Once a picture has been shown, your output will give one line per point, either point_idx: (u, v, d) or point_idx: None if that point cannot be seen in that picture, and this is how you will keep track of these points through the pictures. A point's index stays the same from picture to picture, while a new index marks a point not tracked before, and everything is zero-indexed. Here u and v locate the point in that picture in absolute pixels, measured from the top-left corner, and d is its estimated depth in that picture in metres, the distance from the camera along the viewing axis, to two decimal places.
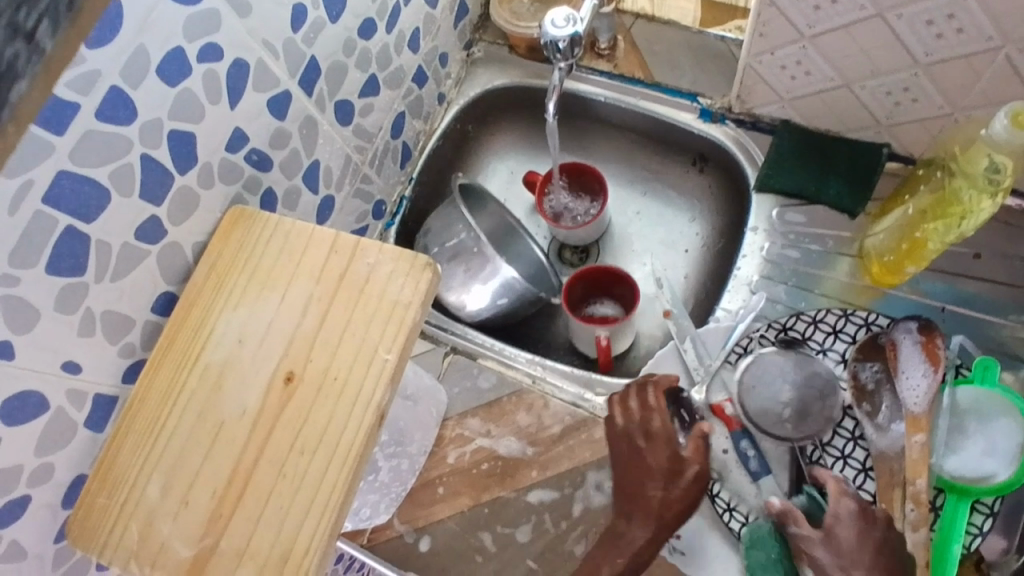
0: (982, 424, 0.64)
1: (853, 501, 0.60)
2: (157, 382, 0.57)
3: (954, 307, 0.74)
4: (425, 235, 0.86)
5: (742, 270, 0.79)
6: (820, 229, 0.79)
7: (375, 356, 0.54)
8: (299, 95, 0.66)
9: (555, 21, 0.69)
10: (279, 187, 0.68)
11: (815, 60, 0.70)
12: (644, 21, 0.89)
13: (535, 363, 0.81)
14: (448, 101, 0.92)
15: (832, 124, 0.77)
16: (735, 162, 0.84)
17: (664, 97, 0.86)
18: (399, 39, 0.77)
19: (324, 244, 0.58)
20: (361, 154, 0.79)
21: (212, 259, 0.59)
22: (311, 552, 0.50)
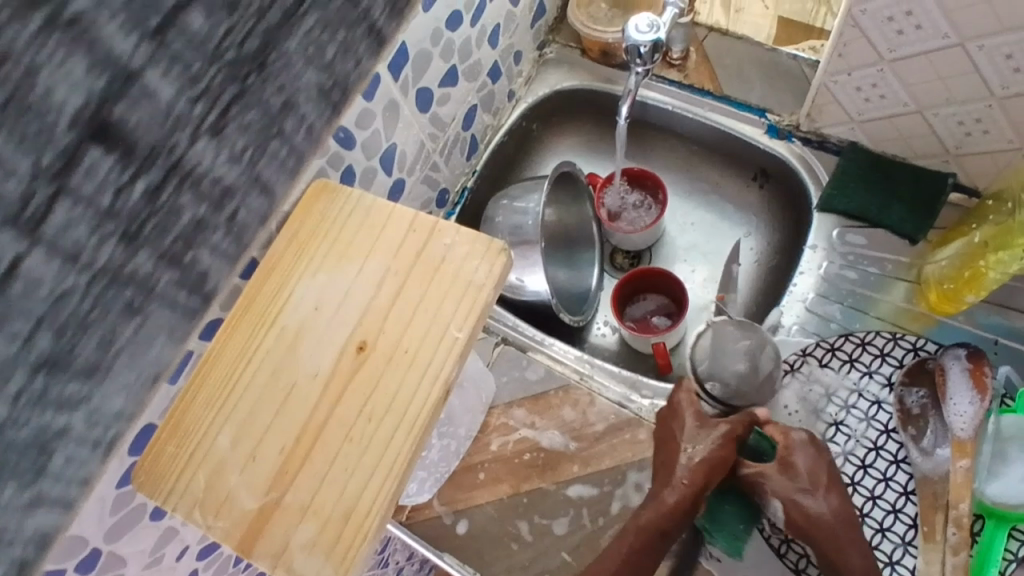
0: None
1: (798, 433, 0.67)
2: (234, 340, 0.59)
3: (1008, 340, 0.74)
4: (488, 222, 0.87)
5: (797, 287, 0.80)
6: (879, 253, 0.79)
7: (447, 332, 0.55)
8: (387, 78, 0.68)
9: (638, 26, 0.70)
10: (358, 166, 0.70)
11: (892, 84, 0.70)
12: (717, 35, 0.90)
13: (585, 360, 0.83)
14: (517, 99, 0.94)
15: (899, 150, 0.78)
16: (798, 180, 0.84)
17: (731, 109, 0.87)
18: (481, 33, 0.79)
19: (403, 221, 0.60)
20: (434, 142, 0.81)
21: (296, 227, 0.61)
22: (372, 515, 0.51)
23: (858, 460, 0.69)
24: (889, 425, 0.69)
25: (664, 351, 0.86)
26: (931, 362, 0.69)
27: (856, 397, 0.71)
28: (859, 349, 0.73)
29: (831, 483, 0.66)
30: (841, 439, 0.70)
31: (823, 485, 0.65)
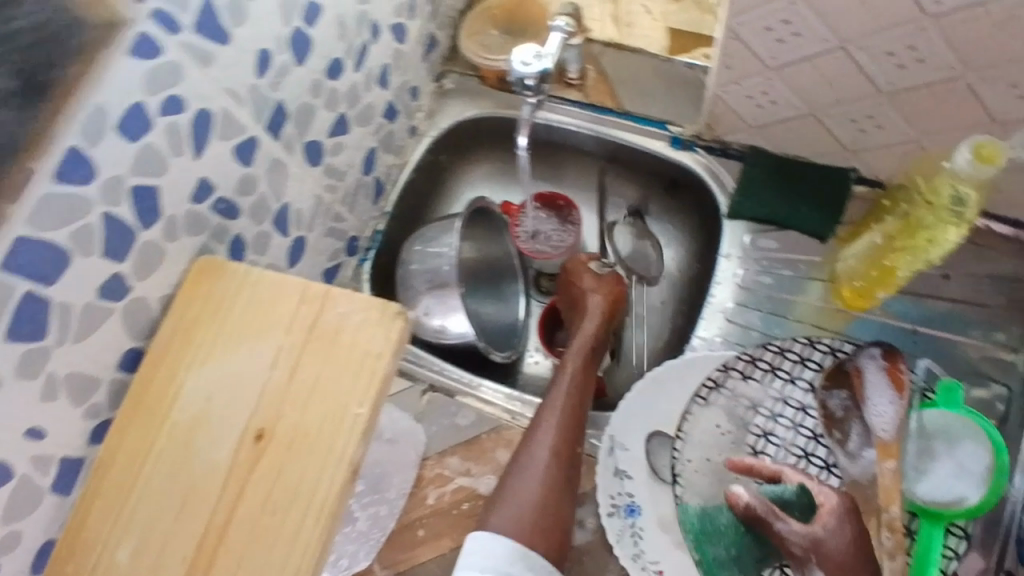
0: (948, 447, 0.65)
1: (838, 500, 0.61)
2: (127, 441, 0.55)
3: (924, 328, 0.75)
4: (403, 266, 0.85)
5: (716, 297, 0.80)
6: (792, 255, 0.79)
7: (347, 410, 0.52)
8: (266, 139, 0.65)
9: (523, 59, 0.68)
10: (247, 233, 0.66)
11: (781, 90, 0.70)
12: (613, 50, 0.90)
13: (514, 396, 0.82)
14: (420, 134, 0.91)
15: (800, 150, 0.78)
16: (707, 190, 0.84)
17: (634, 125, 0.86)
18: (368, 76, 0.77)
19: (293, 294, 0.57)
20: (332, 193, 0.78)
21: (182, 310, 0.58)
22: None
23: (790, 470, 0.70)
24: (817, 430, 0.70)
25: None
26: (848, 364, 0.69)
27: (782, 406, 0.72)
28: (779, 356, 0.72)
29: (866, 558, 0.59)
30: (771, 449, 0.71)
31: (852, 553, 0.59)
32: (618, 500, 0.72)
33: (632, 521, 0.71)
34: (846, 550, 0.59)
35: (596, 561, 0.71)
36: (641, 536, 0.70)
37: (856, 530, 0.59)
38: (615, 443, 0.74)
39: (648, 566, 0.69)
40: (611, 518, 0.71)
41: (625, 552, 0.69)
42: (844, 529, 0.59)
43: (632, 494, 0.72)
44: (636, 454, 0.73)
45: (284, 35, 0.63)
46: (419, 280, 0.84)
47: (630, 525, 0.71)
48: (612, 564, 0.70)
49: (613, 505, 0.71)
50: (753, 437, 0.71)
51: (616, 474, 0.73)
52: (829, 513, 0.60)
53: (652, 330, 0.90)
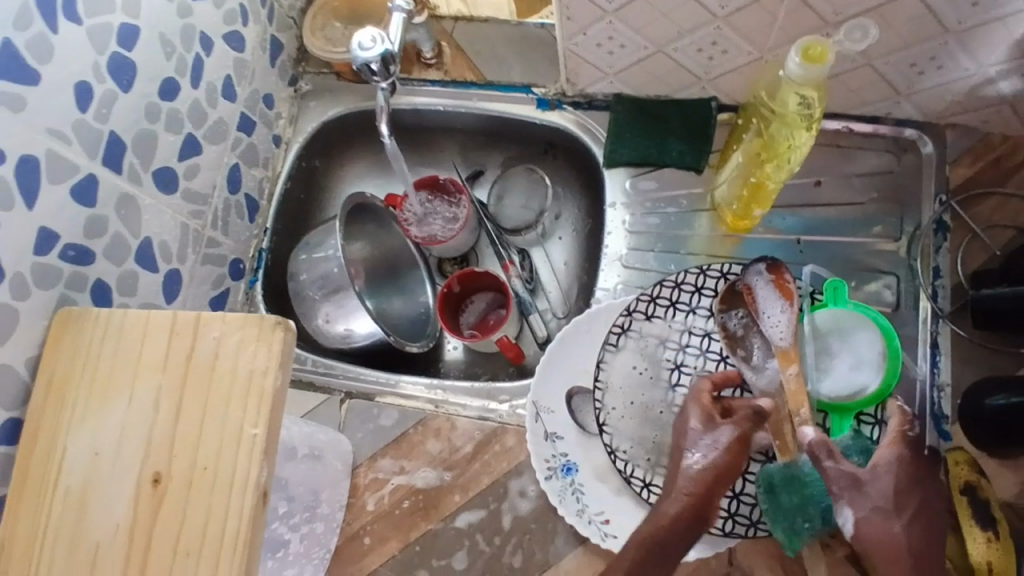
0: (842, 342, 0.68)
1: (899, 439, 0.58)
2: (20, 522, 0.52)
3: (807, 237, 0.79)
4: (294, 278, 0.83)
5: (611, 247, 0.81)
6: (673, 192, 0.81)
7: (243, 434, 0.50)
8: (105, 175, 0.61)
9: (362, 43, 0.66)
10: (110, 277, 0.63)
11: (625, 32, 0.71)
12: (465, 23, 0.89)
13: (434, 385, 0.79)
14: (286, 142, 0.88)
15: (662, 89, 0.80)
16: (581, 145, 0.85)
17: (499, 94, 0.86)
18: (209, 91, 0.73)
19: (163, 328, 0.54)
20: (200, 219, 0.74)
21: (48, 371, 0.54)
22: None
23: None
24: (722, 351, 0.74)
25: (511, 344, 0.84)
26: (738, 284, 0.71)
27: (688, 335, 0.74)
28: (677, 291, 0.74)
29: (921, 491, 0.56)
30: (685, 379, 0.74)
31: (908, 493, 0.56)
32: (554, 462, 0.72)
33: (571, 479, 0.72)
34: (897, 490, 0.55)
35: (544, 525, 0.71)
36: (582, 492, 0.71)
37: (908, 472, 0.56)
38: (541, 408, 0.74)
39: (594, 519, 0.70)
40: (551, 481, 0.71)
41: (570, 511, 0.70)
42: (891, 454, 0.57)
43: (567, 453, 0.73)
44: (562, 414, 0.74)
45: (103, 63, 0.60)
46: (313, 290, 0.82)
47: (569, 484, 0.71)
48: (560, 525, 0.71)
49: (550, 468, 0.72)
50: (667, 371, 0.74)
51: (547, 438, 0.73)
52: (895, 448, 0.58)
53: (561, 292, 0.91)
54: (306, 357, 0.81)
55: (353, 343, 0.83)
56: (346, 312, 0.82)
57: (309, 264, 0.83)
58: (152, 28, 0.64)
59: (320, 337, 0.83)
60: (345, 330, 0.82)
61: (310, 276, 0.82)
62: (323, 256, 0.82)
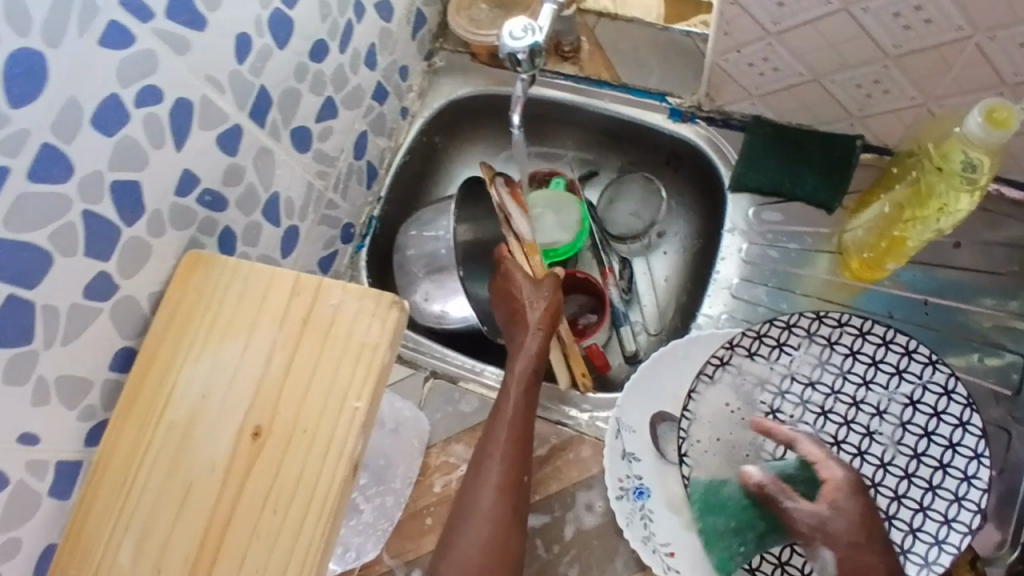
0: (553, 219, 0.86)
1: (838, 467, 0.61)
2: (123, 441, 0.54)
3: (935, 299, 0.73)
4: (399, 252, 0.85)
5: (722, 273, 0.78)
6: (799, 227, 0.77)
7: (345, 403, 0.51)
8: (250, 127, 0.63)
9: (513, 33, 0.66)
10: (237, 225, 0.65)
11: (783, 56, 0.68)
12: (608, 20, 0.87)
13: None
14: (412, 115, 0.89)
15: (804, 119, 0.75)
16: (708, 162, 0.82)
17: (631, 97, 0.83)
18: (354, 57, 0.74)
19: (286, 285, 0.56)
20: (324, 180, 0.76)
21: (173, 305, 0.57)
22: None
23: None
24: (822, 405, 0.70)
25: (600, 352, 0.84)
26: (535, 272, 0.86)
27: (790, 381, 0.71)
28: (786, 332, 0.70)
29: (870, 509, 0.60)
30: (779, 426, 0.71)
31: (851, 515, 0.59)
32: (627, 483, 0.71)
33: (641, 503, 0.71)
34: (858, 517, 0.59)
35: (606, 544, 0.70)
36: (651, 519, 0.70)
37: (866, 505, 0.60)
38: (622, 425, 0.73)
39: (658, 549, 0.68)
40: (621, 501, 0.70)
41: (636, 535, 0.68)
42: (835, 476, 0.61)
43: (641, 476, 0.72)
44: (641, 435, 0.73)
45: (265, 17, 0.60)
46: (417, 266, 0.84)
47: (639, 508, 0.70)
48: (622, 547, 0.69)
49: (622, 488, 0.70)
50: (761, 414, 0.71)
51: (623, 456, 0.72)
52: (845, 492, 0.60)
53: (658, 307, 0.89)
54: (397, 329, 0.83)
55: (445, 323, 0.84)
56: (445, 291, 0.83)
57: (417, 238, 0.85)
58: None
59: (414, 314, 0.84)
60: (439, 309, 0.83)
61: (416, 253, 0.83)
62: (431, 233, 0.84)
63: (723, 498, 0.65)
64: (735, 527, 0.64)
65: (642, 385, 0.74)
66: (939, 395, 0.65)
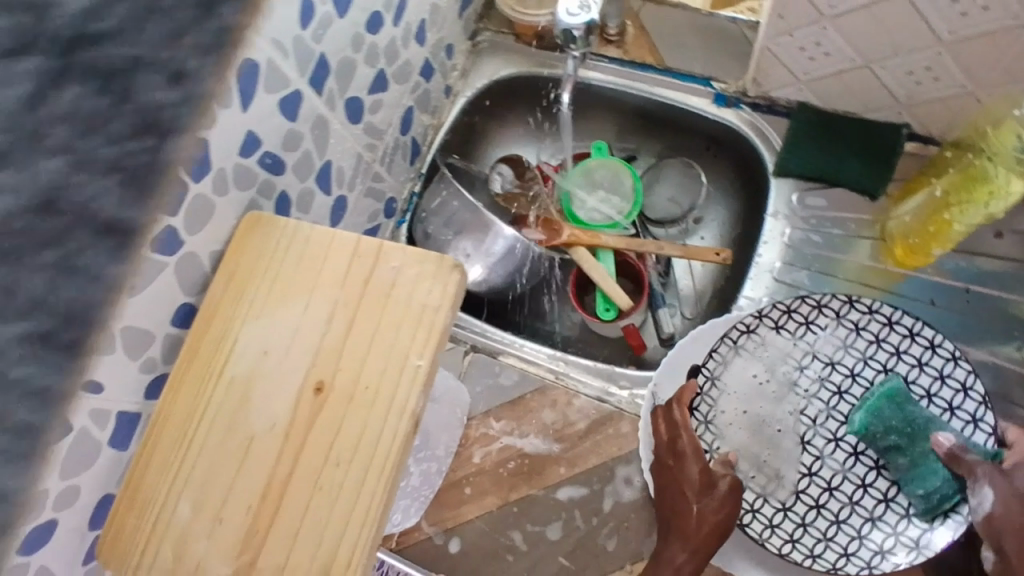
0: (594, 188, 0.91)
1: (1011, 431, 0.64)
2: (182, 398, 0.56)
3: (977, 287, 0.74)
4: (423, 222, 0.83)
5: (763, 257, 0.79)
6: (842, 213, 0.78)
7: (406, 363, 0.52)
8: (310, 94, 0.64)
9: (569, 8, 0.66)
10: (292, 191, 0.66)
11: (835, 41, 0.68)
12: (653, 4, 0.86)
13: (557, 356, 0.81)
14: (455, 94, 0.89)
15: (851, 106, 0.76)
16: (750, 147, 0.83)
17: (676, 82, 0.84)
18: (406, 31, 0.75)
19: (345, 249, 0.57)
20: (372, 152, 0.77)
21: (234, 264, 0.58)
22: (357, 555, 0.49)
23: (815, 420, 0.73)
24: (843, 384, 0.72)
25: (636, 333, 0.86)
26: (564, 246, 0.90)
27: (810, 358, 0.73)
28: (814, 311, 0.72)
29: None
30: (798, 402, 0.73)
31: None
32: None
33: None
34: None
35: (644, 518, 0.71)
36: None
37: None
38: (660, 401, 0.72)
39: None
40: None
41: None
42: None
43: None
44: None
45: None
46: (444, 230, 0.82)
47: None
48: None
49: None
50: (785, 390, 0.74)
51: None
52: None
53: (695, 291, 0.90)
54: None
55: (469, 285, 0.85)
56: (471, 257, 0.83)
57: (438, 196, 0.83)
58: None
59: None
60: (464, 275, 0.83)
61: (435, 223, 0.83)
62: (439, 202, 0.83)
63: (917, 411, 0.66)
64: (903, 426, 0.66)
65: (682, 356, 0.74)
66: (956, 390, 0.68)
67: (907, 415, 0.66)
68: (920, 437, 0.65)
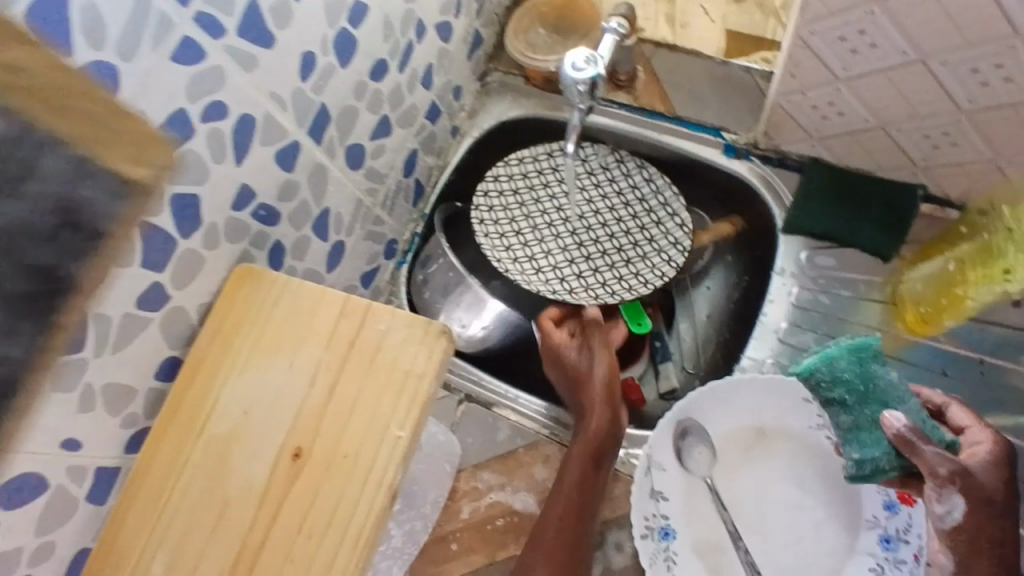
0: None
1: (978, 474, 0.56)
2: (162, 450, 0.54)
3: (993, 358, 0.67)
4: (424, 268, 0.84)
5: (768, 316, 0.76)
6: (853, 274, 0.76)
7: (387, 430, 0.51)
8: (308, 144, 0.63)
9: (574, 63, 0.65)
10: (287, 239, 0.65)
11: (849, 101, 0.66)
12: (666, 51, 0.86)
13: (555, 417, 0.78)
14: (462, 135, 0.88)
15: (864, 164, 0.74)
16: (761, 200, 0.80)
17: (686, 131, 0.82)
18: (411, 77, 0.74)
19: (334, 307, 0.56)
20: (372, 196, 0.76)
21: (220, 320, 0.57)
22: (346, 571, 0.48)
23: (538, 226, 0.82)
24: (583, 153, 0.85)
25: (636, 387, 0.83)
26: None
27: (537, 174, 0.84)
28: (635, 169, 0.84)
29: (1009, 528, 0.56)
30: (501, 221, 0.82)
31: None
32: (653, 522, 0.70)
33: (666, 544, 0.70)
34: (994, 531, 0.56)
35: None
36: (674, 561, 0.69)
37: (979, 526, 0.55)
38: (653, 463, 0.71)
39: None
40: (645, 540, 0.68)
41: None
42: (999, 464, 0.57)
43: (667, 516, 0.71)
44: (671, 476, 0.72)
45: (330, 36, 0.61)
46: (442, 280, 0.83)
47: (664, 549, 0.69)
48: None
49: (648, 527, 0.69)
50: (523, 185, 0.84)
51: (652, 495, 0.71)
52: (1000, 469, 0.57)
53: (696, 344, 0.88)
54: None
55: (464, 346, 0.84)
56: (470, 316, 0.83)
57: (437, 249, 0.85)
58: (379, 8, 0.65)
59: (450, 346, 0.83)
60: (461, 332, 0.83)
61: (433, 289, 0.83)
62: (439, 263, 0.84)
63: (877, 371, 0.62)
64: (850, 376, 0.62)
65: (694, 406, 0.73)
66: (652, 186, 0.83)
67: (858, 355, 0.63)
68: (863, 389, 0.62)
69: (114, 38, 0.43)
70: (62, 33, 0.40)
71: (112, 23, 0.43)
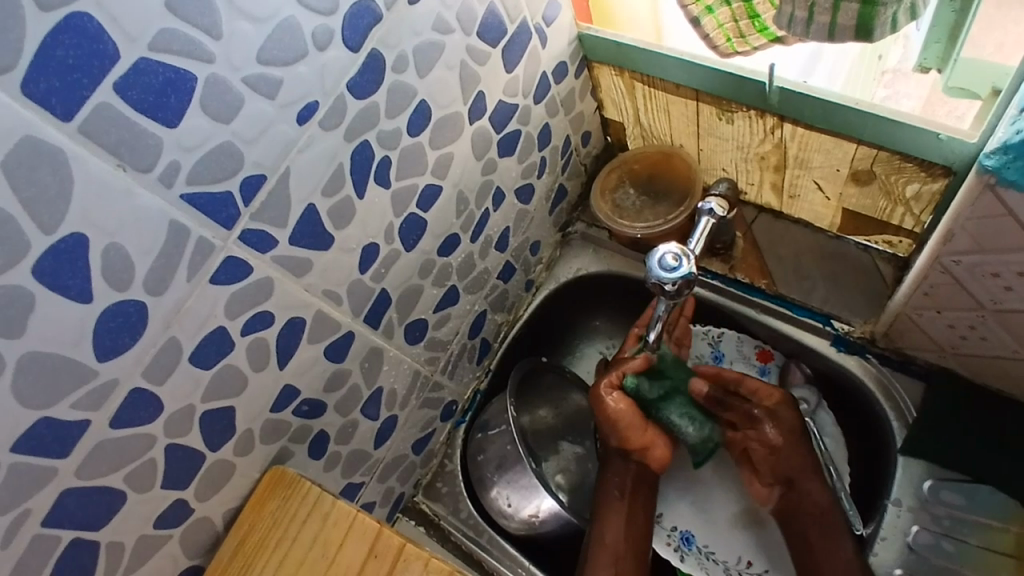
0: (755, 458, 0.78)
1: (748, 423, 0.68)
2: None
3: None
4: (482, 430, 0.75)
5: (877, 557, 0.62)
6: (985, 518, 0.60)
7: None
8: (363, 331, 0.58)
9: (663, 260, 0.58)
10: (333, 427, 0.60)
11: (996, 330, 0.54)
12: (768, 216, 0.77)
13: (706, 554, 0.72)
14: (537, 287, 0.82)
15: (1009, 386, 0.61)
16: (875, 409, 0.68)
17: (790, 314, 0.72)
18: (484, 244, 0.69)
19: (364, 540, 0.50)
20: (432, 365, 0.70)
21: (244, 531, 0.53)
22: None
23: None
24: (716, 336, 0.77)
25: None
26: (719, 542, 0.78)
27: None
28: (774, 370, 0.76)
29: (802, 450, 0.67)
30: None
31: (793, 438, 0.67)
32: (673, 536, 0.73)
33: (693, 549, 0.72)
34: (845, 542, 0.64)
35: None
36: (712, 553, 0.71)
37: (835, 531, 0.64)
38: (678, 540, 0.72)
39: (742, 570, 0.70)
40: (684, 560, 0.71)
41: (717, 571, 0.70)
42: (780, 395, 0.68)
43: (683, 525, 0.73)
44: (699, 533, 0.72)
45: (396, 224, 0.56)
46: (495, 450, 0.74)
47: (696, 552, 0.72)
48: None
49: (670, 543, 0.72)
50: None
51: (701, 557, 0.71)
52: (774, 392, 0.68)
53: None
54: (485, 528, 0.74)
55: (515, 521, 0.72)
56: (534, 494, 0.72)
57: (500, 414, 0.75)
58: (452, 185, 0.61)
59: (499, 520, 0.73)
60: (518, 509, 0.72)
61: (488, 458, 0.74)
62: (498, 432, 0.74)
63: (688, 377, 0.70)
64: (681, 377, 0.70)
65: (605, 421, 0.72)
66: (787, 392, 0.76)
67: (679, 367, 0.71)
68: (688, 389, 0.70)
69: (139, 277, 0.39)
70: (74, 281, 0.36)
71: (140, 263, 0.39)
